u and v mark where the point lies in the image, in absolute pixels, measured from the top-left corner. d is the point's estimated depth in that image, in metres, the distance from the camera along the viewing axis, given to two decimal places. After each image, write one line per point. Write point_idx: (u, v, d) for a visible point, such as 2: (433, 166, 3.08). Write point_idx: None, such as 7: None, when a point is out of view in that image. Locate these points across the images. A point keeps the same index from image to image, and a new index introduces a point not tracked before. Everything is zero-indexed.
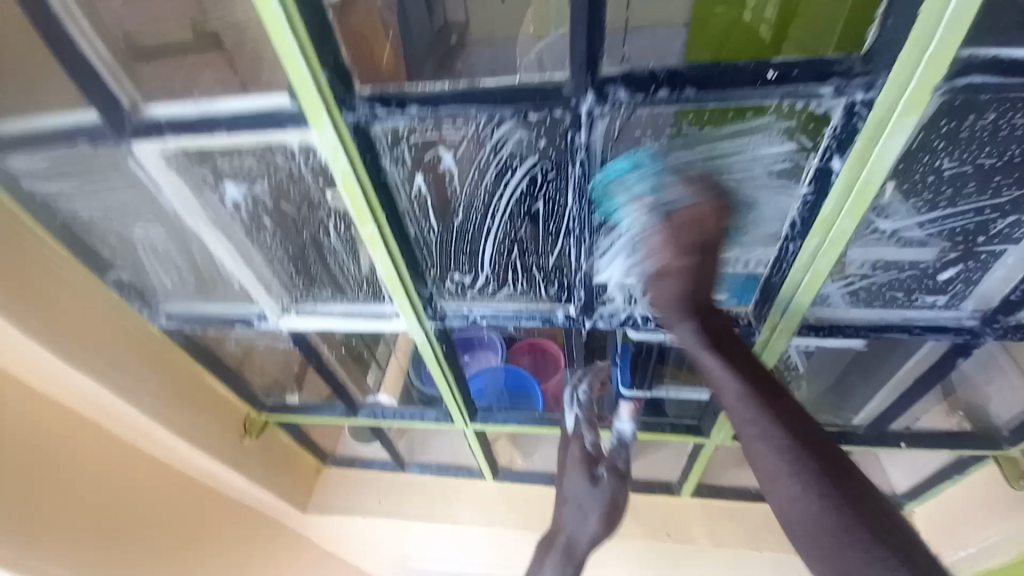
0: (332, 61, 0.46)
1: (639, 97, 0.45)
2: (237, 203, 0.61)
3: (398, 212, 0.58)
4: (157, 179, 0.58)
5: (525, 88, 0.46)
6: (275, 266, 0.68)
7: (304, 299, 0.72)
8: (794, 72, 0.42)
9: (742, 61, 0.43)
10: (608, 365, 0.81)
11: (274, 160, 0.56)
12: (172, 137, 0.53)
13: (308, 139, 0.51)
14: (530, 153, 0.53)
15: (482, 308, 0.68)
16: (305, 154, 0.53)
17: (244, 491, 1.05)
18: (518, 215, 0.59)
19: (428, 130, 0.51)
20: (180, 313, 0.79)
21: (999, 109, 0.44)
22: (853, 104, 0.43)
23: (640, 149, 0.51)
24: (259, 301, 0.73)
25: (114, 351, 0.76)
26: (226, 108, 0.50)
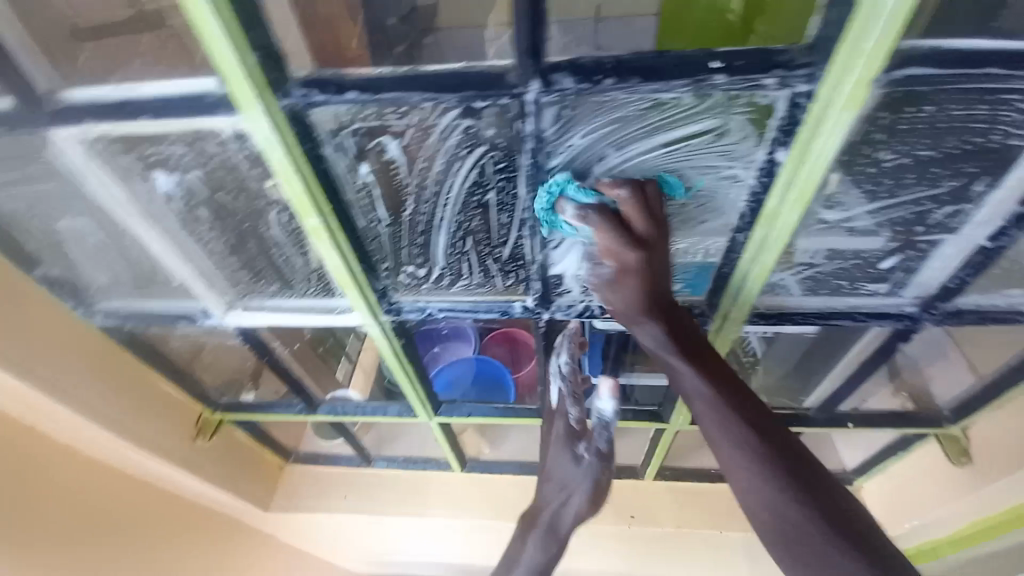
0: (263, 41, 0.43)
1: (585, 86, 0.44)
2: (170, 194, 0.57)
3: (345, 203, 0.55)
4: (79, 167, 0.54)
5: (469, 74, 0.45)
6: (218, 260, 0.65)
7: (251, 294, 0.70)
8: (738, 62, 0.42)
9: (687, 51, 0.42)
10: (583, 325, 0.72)
11: (206, 147, 0.52)
12: (92, 124, 0.49)
13: (240, 125, 0.48)
14: (478, 142, 0.51)
15: (440, 300, 0.68)
16: (239, 141, 0.50)
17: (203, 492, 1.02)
18: (470, 205, 0.57)
19: (370, 118, 0.48)
20: (120, 311, 0.74)
21: (936, 100, 0.44)
22: (795, 95, 0.43)
23: (588, 137, 0.49)
24: (200, 297, 0.70)
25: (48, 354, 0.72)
26: (150, 92, 0.47)
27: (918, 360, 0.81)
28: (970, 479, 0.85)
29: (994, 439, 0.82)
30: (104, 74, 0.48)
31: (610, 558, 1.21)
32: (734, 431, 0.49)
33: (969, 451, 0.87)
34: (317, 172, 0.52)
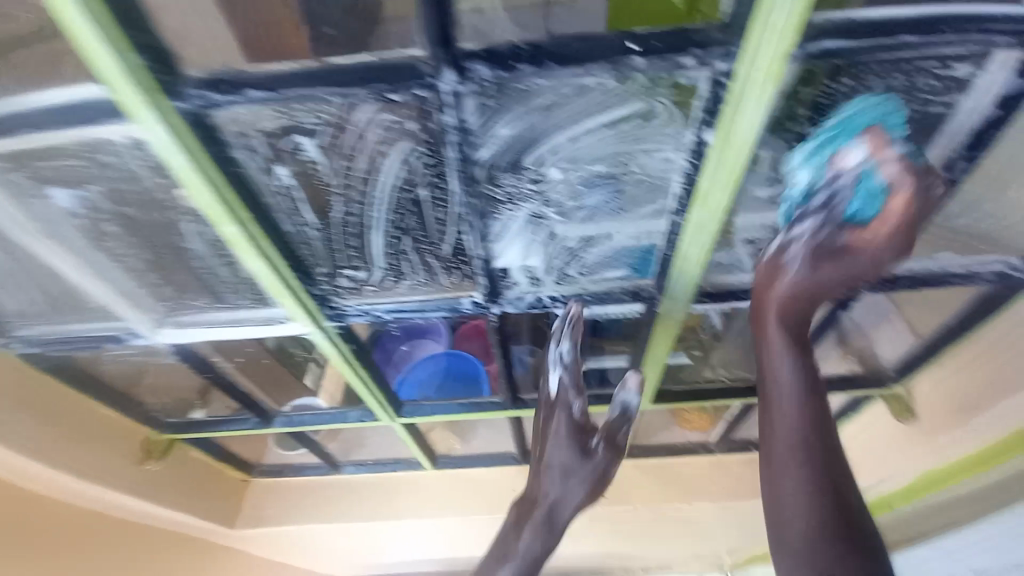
0: (145, 39, 0.39)
1: (502, 74, 0.42)
2: (72, 210, 0.53)
3: (266, 208, 0.53)
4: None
5: (377, 66, 0.42)
6: (140, 278, 0.61)
7: (182, 310, 0.65)
8: (655, 43, 0.41)
9: (603, 33, 0.41)
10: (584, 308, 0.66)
11: (105, 157, 0.48)
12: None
13: (133, 131, 0.44)
14: (402, 134, 0.49)
15: (387, 303, 0.66)
16: (137, 150, 0.46)
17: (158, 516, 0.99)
18: (402, 202, 0.56)
19: (279, 116, 0.46)
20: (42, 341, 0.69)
21: (851, 73, 0.44)
22: (715, 75, 0.42)
23: (511, 125, 0.48)
24: (123, 317, 0.65)
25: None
26: (26, 101, 0.42)
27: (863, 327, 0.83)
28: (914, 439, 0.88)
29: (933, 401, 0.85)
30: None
31: (584, 541, 1.22)
32: (796, 448, 0.50)
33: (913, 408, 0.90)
34: (231, 177, 0.49)
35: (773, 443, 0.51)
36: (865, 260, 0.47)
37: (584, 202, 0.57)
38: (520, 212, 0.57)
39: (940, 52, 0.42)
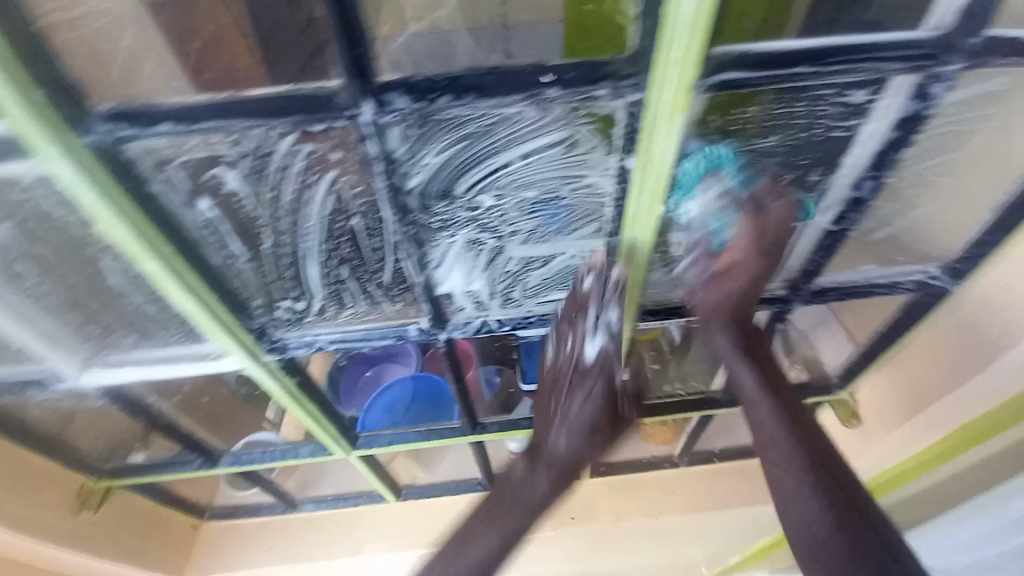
0: (47, 74, 0.39)
1: (420, 105, 0.43)
2: None
3: (190, 243, 0.51)
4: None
5: (294, 96, 0.42)
6: (55, 318, 0.57)
7: (107, 350, 0.63)
8: (568, 75, 0.42)
9: (518, 64, 0.42)
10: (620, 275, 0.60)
11: (4, 182, 0.45)
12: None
13: (40, 168, 0.43)
14: (325, 165, 0.48)
15: (329, 331, 0.64)
16: (44, 186, 0.45)
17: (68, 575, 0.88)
18: (336, 233, 0.55)
19: (194, 148, 0.45)
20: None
21: (758, 101, 0.47)
22: (629, 105, 0.45)
23: (437, 154, 0.48)
24: (42, 364, 0.62)
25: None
26: None
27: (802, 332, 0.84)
28: (862, 440, 0.88)
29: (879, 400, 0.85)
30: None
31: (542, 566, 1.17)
32: (786, 445, 0.59)
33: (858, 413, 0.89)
34: (147, 214, 0.47)
35: (765, 447, 0.60)
36: (743, 280, 0.57)
37: (524, 227, 0.58)
38: (458, 237, 0.57)
39: (832, 79, 0.44)
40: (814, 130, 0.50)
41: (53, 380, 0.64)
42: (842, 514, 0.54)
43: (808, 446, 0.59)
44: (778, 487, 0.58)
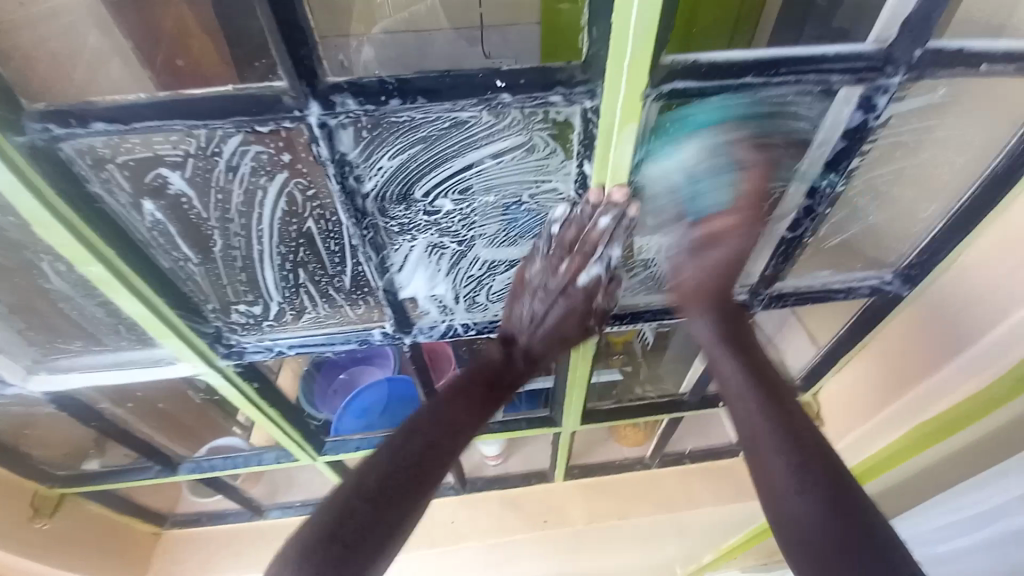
0: (306, 55, 0.43)
1: (607, 90, 0.47)
2: (157, 214, 0.55)
3: (366, 209, 0.57)
4: (99, 190, 0.51)
5: (502, 74, 0.46)
6: (249, 277, 0.65)
7: (249, 306, 0.69)
8: (764, 77, 0.49)
9: (727, 61, 0.48)
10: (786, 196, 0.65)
11: (235, 153, 0.50)
12: (102, 126, 0.46)
13: (268, 135, 0.48)
14: (515, 135, 0.53)
15: (444, 291, 0.71)
16: (242, 154, 0.50)
17: (221, 468, 1.05)
18: (471, 201, 0.60)
19: (402, 124, 0.49)
20: (123, 333, 0.70)
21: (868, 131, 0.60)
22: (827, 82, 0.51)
23: (588, 131, 0.51)
24: (198, 315, 0.67)
25: (67, 345, 0.72)
26: (147, 108, 0.45)
27: (851, 355, 0.97)
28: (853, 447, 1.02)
29: (836, 402, 1.07)
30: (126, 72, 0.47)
31: (600, 523, 1.35)
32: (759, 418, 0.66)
33: None
34: (354, 176, 0.53)
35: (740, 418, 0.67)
36: (727, 247, 0.64)
37: (692, 189, 0.62)
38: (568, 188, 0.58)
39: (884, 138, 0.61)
40: (849, 192, 0.68)
41: (235, 336, 0.72)
42: (807, 473, 0.60)
43: (775, 411, 0.66)
44: (762, 457, 0.63)
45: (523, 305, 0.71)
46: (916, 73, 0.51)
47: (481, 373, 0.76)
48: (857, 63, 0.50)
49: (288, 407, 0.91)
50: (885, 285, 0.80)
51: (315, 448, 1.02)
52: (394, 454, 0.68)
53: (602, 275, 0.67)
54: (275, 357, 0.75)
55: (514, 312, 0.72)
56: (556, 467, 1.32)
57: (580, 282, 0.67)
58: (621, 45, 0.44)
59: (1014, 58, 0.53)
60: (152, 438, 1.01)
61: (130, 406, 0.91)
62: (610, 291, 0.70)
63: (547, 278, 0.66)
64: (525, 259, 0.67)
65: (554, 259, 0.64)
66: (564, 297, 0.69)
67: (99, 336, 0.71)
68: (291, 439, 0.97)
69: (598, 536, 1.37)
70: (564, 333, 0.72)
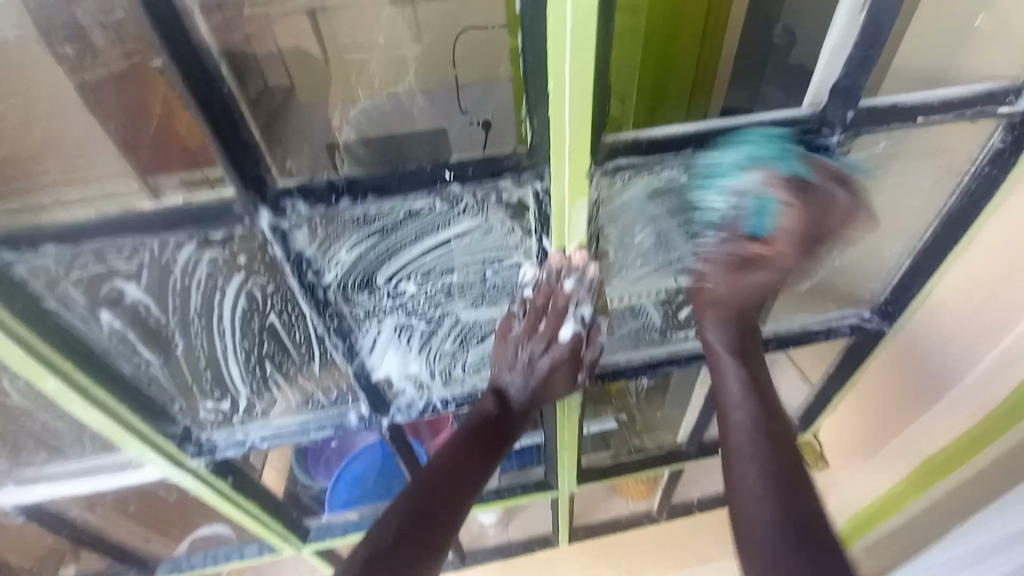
0: (255, 166, 0.44)
1: (554, 174, 0.48)
2: (114, 322, 0.54)
3: (327, 301, 0.56)
4: (55, 306, 0.51)
5: (451, 166, 0.48)
6: (214, 375, 0.64)
7: (216, 402, 0.67)
8: (709, 143, 0.51)
9: (668, 136, 0.50)
10: None
11: (190, 260, 0.51)
12: (53, 247, 0.46)
13: (222, 240, 0.49)
14: (471, 219, 0.53)
15: (419, 370, 0.70)
16: (199, 259, 0.51)
17: (201, 567, 0.99)
18: (435, 282, 0.59)
19: (355, 220, 0.50)
20: (87, 441, 0.67)
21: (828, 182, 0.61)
22: (771, 149, 0.53)
23: (543, 210, 0.52)
24: (162, 416, 0.65)
25: (29, 458, 0.68)
26: (104, 229, 0.46)
27: (845, 393, 0.95)
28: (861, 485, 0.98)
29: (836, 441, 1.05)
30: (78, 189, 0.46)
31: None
32: (750, 441, 0.65)
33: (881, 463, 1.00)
34: (312, 271, 0.53)
35: (732, 436, 0.67)
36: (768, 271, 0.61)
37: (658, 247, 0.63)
38: (529, 259, 0.58)
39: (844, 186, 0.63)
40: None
41: (205, 433, 0.70)
42: (785, 507, 0.61)
43: (762, 433, 0.66)
44: (738, 485, 0.65)
45: (507, 374, 0.68)
46: (851, 131, 0.53)
47: (480, 424, 0.70)
48: (790, 127, 0.52)
49: (266, 498, 0.87)
50: (864, 321, 0.80)
51: (299, 538, 0.97)
52: (398, 516, 0.65)
53: (582, 331, 0.64)
54: (247, 451, 0.73)
55: (502, 375, 0.68)
56: (560, 533, 1.24)
57: (563, 338, 0.64)
58: (560, 132, 0.45)
59: (954, 106, 0.54)
60: (125, 543, 0.94)
61: (99, 513, 0.86)
62: (593, 340, 0.66)
63: (526, 341, 0.64)
64: (503, 324, 0.65)
65: (529, 324, 0.62)
66: (547, 354, 0.65)
67: (62, 446, 0.68)
68: (275, 533, 0.93)
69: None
70: (551, 385, 0.68)
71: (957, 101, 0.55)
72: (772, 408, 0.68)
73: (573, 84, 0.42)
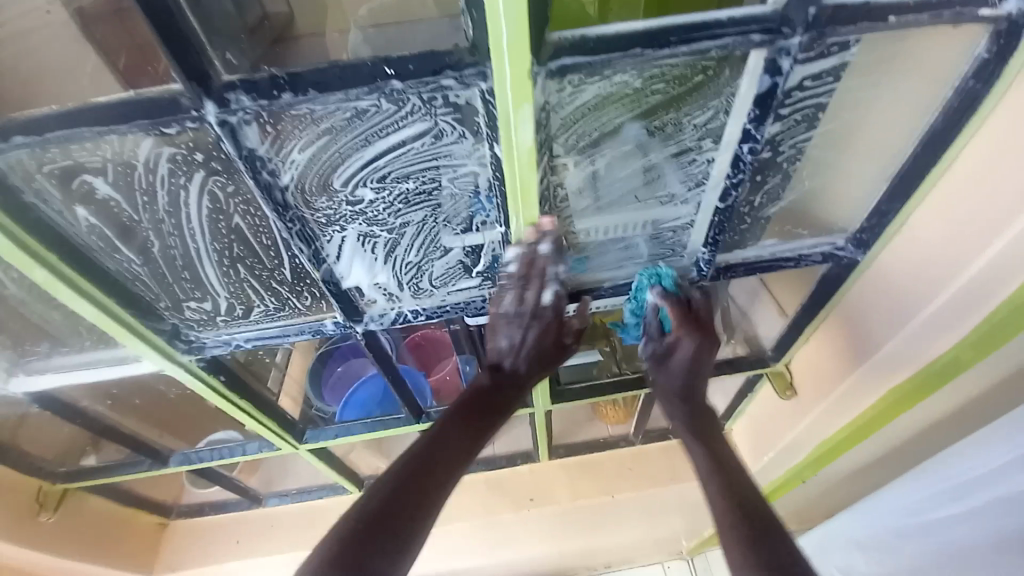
0: (192, 59, 0.45)
1: (495, 71, 0.48)
2: (88, 217, 0.58)
3: (287, 204, 0.59)
4: (34, 200, 0.54)
5: (393, 62, 0.48)
6: (193, 275, 0.68)
7: (198, 304, 0.73)
8: (662, 43, 0.49)
9: (615, 37, 0.48)
10: (722, 173, 0.65)
11: (151, 157, 0.54)
12: (21, 139, 0.49)
13: (179, 133, 0.51)
14: (420, 121, 0.54)
15: (388, 280, 0.73)
16: (158, 152, 0.53)
17: (208, 461, 1.09)
18: (392, 193, 0.61)
19: (302, 117, 0.51)
20: (86, 333, 0.74)
21: (799, 89, 0.58)
22: (731, 46, 0.50)
23: (490, 113, 0.52)
24: (147, 315, 0.70)
25: (38, 348, 0.76)
26: (60, 125, 0.48)
27: (816, 325, 0.97)
28: (828, 414, 1.00)
29: (803, 371, 1.06)
30: (61, 90, 0.49)
31: (584, 501, 1.36)
32: (718, 496, 0.68)
33: (792, 385, 1.10)
34: (267, 171, 0.55)
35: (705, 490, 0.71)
36: (683, 355, 0.80)
37: (622, 165, 0.63)
38: (485, 169, 0.59)
39: (817, 96, 0.60)
40: (783, 158, 0.68)
41: (193, 332, 0.76)
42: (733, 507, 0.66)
43: (726, 479, 0.70)
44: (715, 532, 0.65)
45: (501, 337, 0.78)
46: (815, 33, 0.50)
47: (474, 400, 0.79)
48: (750, 27, 0.49)
49: (259, 398, 0.93)
50: (838, 250, 0.80)
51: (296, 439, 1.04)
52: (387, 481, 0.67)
53: (560, 294, 0.74)
54: (234, 351, 0.79)
55: (496, 330, 0.77)
56: (539, 449, 1.33)
57: (546, 302, 0.74)
58: (497, 28, 0.44)
59: (933, 4, 0.51)
60: (138, 435, 1.05)
61: (110, 405, 0.95)
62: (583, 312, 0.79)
63: (518, 307, 0.73)
64: (494, 298, 0.74)
65: (517, 291, 0.71)
66: (535, 318, 0.76)
67: (64, 338, 0.75)
68: (272, 430, 1.00)
69: (584, 513, 1.39)
70: (541, 351, 0.80)
71: None
72: (729, 466, 0.72)
73: None
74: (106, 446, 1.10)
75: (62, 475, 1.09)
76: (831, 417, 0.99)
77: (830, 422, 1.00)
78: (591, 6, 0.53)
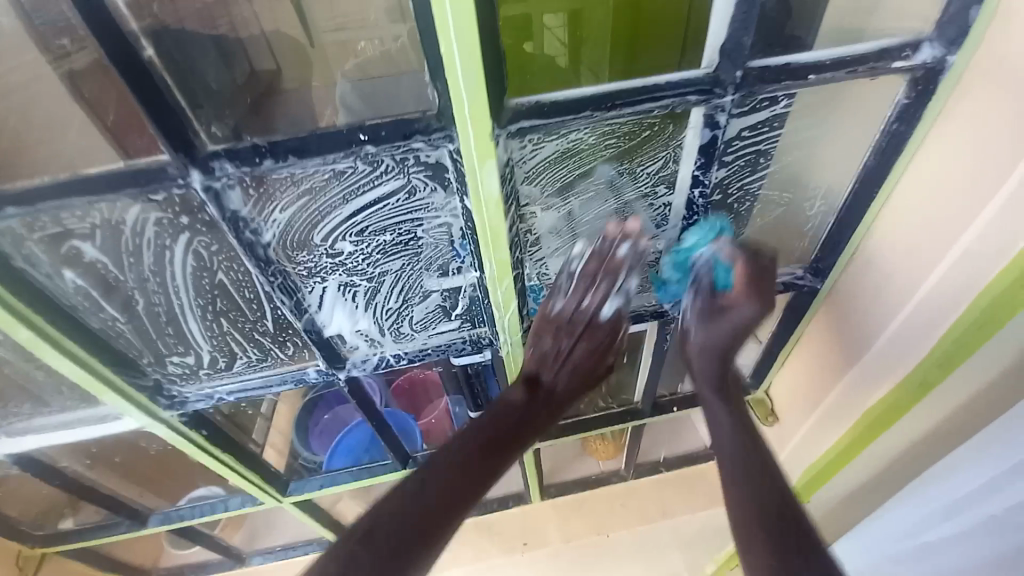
0: (179, 132, 0.49)
1: (459, 135, 0.53)
2: (75, 279, 0.60)
3: (269, 259, 0.62)
4: (22, 265, 0.57)
5: (366, 129, 0.52)
6: (176, 329, 0.70)
7: (180, 358, 0.74)
8: (609, 104, 0.54)
9: (566, 101, 0.54)
10: (677, 213, 0.70)
11: (138, 221, 0.57)
12: (14, 210, 0.52)
13: (166, 198, 0.54)
14: (394, 179, 0.58)
15: (368, 327, 0.76)
16: (145, 216, 0.56)
17: (190, 517, 1.07)
18: (371, 245, 0.65)
19: (283, 180, 0.55)
20: (67, 392, 0.74)
21: (740, 138, 0.64)
22: (671, 105, 0.56)
23: (457, 170, 0.57)
24: (129, 371, 0.71)
25: (19, 408, 0.76)
26: (55, 196, 0.51)
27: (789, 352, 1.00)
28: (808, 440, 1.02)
29: (783, 397, 1.08)
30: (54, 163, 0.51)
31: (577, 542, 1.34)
32: (748, 489, 0.66)
33: (773, 411, 1.12)
34: (250, 230, 0.58)
35: (732, 479, 0.69)
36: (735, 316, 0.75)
37: (586, 209, 0.68)
38: (457, 220, 0.63)
39: (757, 144, 0.66)
40: (734, 199, 0.73)
41: (176, 386, 0.77)
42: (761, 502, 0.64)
43: (753, 472, 0.68)
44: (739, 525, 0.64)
45: (548, 340, 0.78)
46: (745, 90, 0.56)
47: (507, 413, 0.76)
48: (686, 88, 0.55)
49: (243, 450, 0.93)
50: (797, 279, 0.85)
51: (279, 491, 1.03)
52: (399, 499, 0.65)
53: (620, 308, 0.78)
54: (217, 403, 0.80)
55: (547, 336, 0.78)
56: (529, 489, 1.32)
57: (607, 311, 0.78)
58: (458, 97, 0.49)
59: (848, 62, 0.57)
60: (118, 494, 1.03)
61: (90, 464, 0.93)
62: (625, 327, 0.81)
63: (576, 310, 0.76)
64: (551, 296, 0.77)
65: (581, 290, 0.75)
66: (590, 323, 0.78)
67: (46, 397, 0.75)
68: (253, 483, 0.99)
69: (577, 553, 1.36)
70: (585, 368, 0.81)
71: (852, 55, 0.57)
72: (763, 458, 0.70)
73: (459, 46, 0.46)
74: (85, 506, 1.07)
75: (39, 538, 1.05)
76: (811, 443, 1.00)
77: (810, 447, 1.01)
78: (562, 59, 0.54)
